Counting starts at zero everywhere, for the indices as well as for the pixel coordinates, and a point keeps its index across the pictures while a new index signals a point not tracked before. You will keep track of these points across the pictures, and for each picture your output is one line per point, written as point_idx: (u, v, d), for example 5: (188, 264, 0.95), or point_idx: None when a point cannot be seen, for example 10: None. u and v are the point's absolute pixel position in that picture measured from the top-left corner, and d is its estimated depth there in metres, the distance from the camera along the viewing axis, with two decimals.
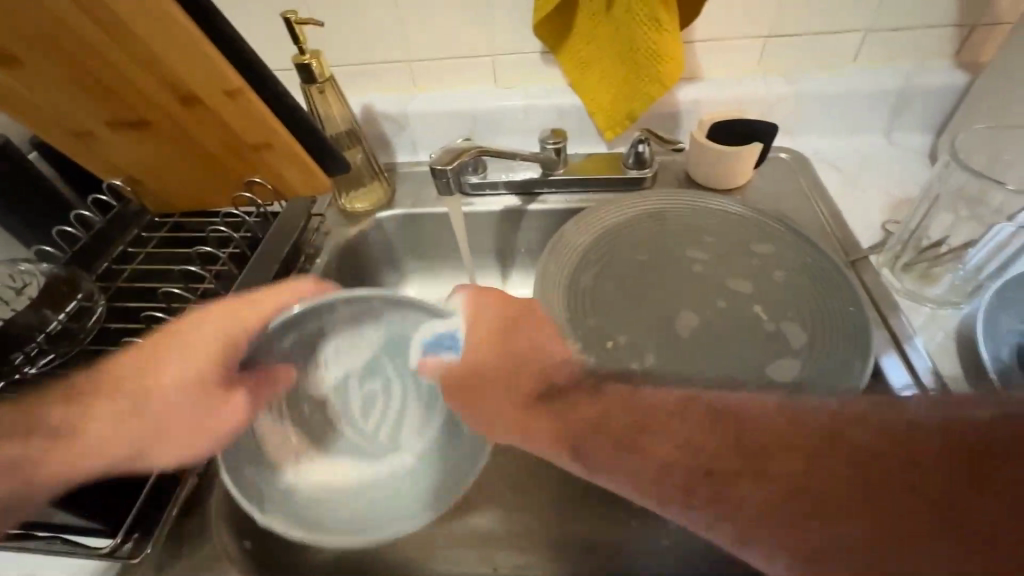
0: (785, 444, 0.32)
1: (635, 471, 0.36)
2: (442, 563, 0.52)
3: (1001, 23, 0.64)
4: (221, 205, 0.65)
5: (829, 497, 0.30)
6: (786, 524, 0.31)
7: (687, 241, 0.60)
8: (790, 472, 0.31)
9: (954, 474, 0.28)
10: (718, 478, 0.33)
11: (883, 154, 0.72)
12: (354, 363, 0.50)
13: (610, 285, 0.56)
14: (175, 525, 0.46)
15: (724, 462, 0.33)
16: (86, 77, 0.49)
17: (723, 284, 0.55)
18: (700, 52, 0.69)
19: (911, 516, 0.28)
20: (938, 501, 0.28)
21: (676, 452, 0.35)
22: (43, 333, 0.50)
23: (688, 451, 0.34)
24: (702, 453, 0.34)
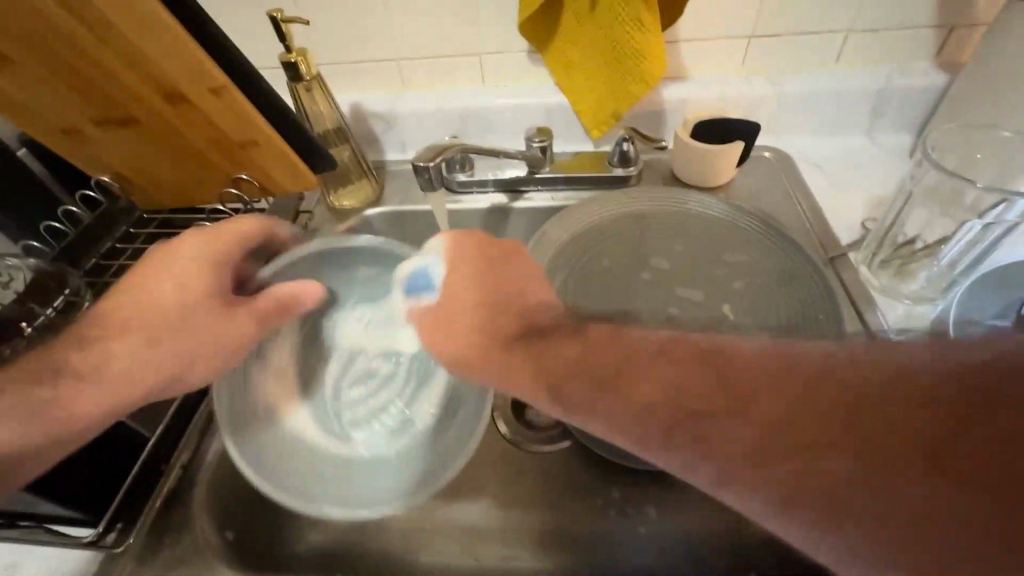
0: (771, 388, 0.28)
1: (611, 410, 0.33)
2: (426, 556, 0.51)
3: (979, 24, 0.65)
4: (209, 202, 0.66)
5: (829, 431, 0.26)
6: (774, 468, 0.27)
7: (657, 246, 0.61)
8: (772, 413, 0.28)
9: (940, 395, 0.24)
10: (700, 421, 0.29)
11: (865, 153, 0.73)
12: (373, 364, 0.53)
13: (583, 285, 0.57)
14: (157, 518, 0.48)
15: (707, 404, 0.30)
16: (72, 74, 0.50)
17: (673, 293, 0.57)
18: (684, 52, 0.70)
19: (902, 451, 0.24)
20: (934, 435, 0.24)
21: (664, 396, 0.31)
22: (30, 327, 0.51)
23: (671, 392, 0.31)
24: (659, 402, 0.31)
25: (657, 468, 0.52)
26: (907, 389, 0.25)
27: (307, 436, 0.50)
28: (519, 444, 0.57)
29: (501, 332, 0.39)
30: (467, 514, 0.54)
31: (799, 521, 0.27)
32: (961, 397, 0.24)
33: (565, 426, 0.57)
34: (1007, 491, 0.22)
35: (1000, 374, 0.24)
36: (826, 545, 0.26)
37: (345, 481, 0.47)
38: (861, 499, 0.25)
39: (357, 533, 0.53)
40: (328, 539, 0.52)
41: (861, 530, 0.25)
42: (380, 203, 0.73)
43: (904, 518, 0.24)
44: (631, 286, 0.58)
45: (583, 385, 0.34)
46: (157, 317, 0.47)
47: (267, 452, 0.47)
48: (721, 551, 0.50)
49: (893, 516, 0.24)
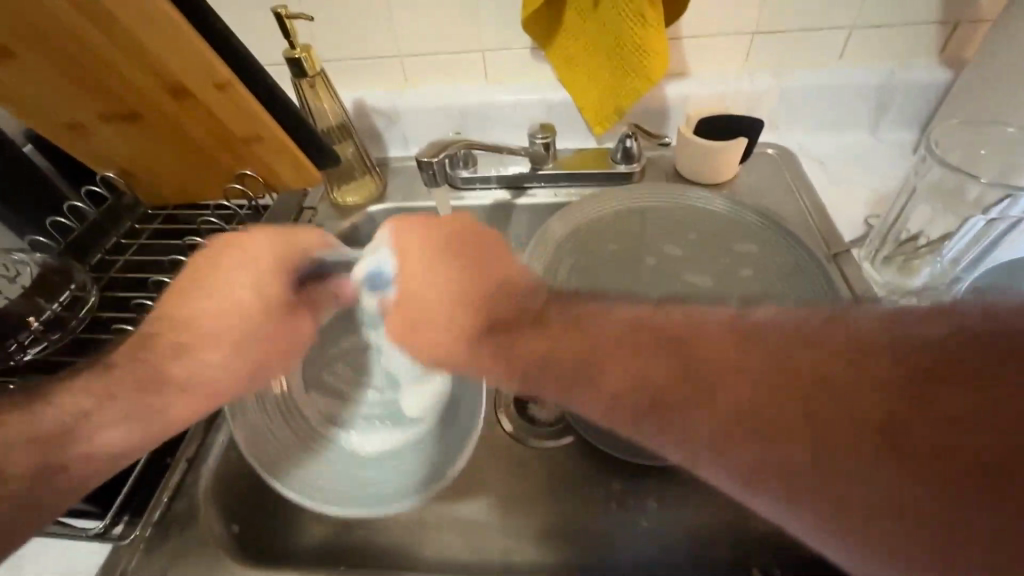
0: (740, 368, 0.28)
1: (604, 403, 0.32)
2: (428, 551, 0.51)
3: (983, 20, 0.65)
4: (213, 197, 0.66)
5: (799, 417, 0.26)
6: (756, 447, 0.26)
7: (665, 236, 0.62)
8: (739, 397, 0.27)
9: (912, 373, 0.24)
10: (676, 404, 0.29)
11: (869, 150, 0.72)
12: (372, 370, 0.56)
13: (586, 273, 0.58)
14: (163, 512, 0.48)
15: (673, 391, 0.29)
16: (78, 70, 0.50)
17: (680, 280, 0.60)
18: (688, 48, 0.70)
19: (873, 432, 0.24)
20: (902, 416, 0.23)
21: (634, 383, 0.30)
22: (36, 321, 0.51)
23: (642, 376, 0.30)
24: (631, 385, 0.31)
25: (659, 463, 0.52)
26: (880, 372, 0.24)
27: (353, 447, 0.52)
28: (523, 441, 0.57)
29: (463, 325, 0.37)
30: (468, 509, 0.54)
31: (766, 495, 0.27)
32: (926, 374, 0.24)
33: (568, 421, 0.58)
34: (980, 475, 0.22)
35: (986, 354, 0.23)
36: (792, 518, 0.26)
37: (390, 481, 0.49)
38: (829, 482, 0.24)
39: (359, 527, 0.53)
40: (331, 532, 0.53)
41: (827, 510, 0.25)
42: (383, 199, 0.73)
43: (875, 500, 0.24)
44: (640, 270, 0.61)
45: (558, 372, 0.33)
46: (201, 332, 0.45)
47: (311, 476, 0.48)
48: (722, 546, 0.50)
49: (859, 496, 0.24)
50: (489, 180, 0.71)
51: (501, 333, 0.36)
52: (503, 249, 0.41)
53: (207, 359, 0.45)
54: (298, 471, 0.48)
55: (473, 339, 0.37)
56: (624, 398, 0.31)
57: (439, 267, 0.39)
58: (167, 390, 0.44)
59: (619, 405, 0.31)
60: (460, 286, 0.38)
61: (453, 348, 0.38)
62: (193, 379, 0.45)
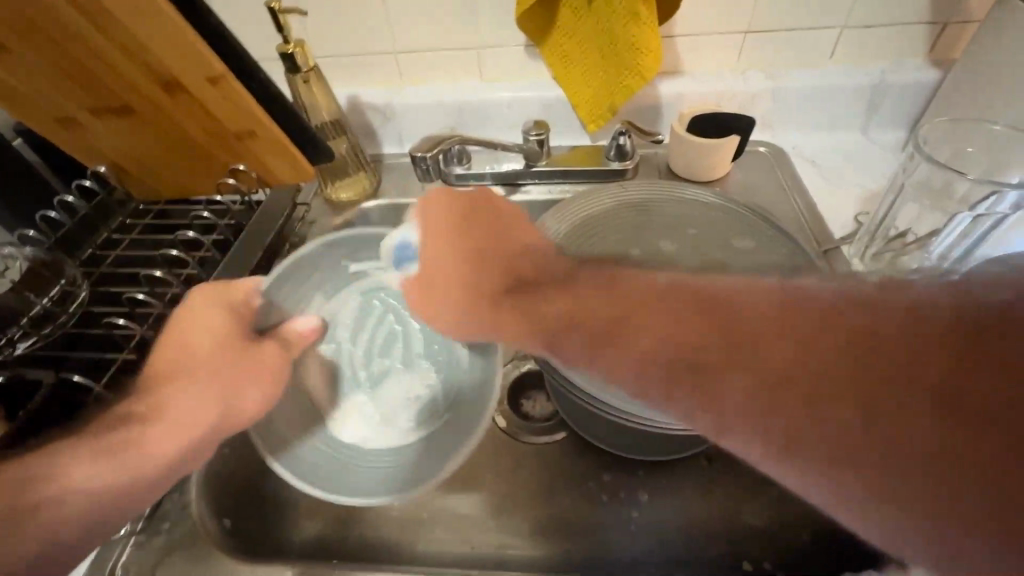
0: (772, 332, 0.26)
1: (630, 368, 0.30)
2: (422, 545, 0.52)
3: (972, 21, 0.66)
4: (206, 193, 0.66)
5: (834, 378, 0.24)
6: (791, 410, 0.24)
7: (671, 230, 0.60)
8: (779, 359, 0.25)
9: (942, 334, 0.22)
10: (704, 365, 0.27)
11: (859, 149, 0.73)
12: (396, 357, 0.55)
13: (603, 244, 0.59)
14: (155, 506, 0.47)
15: (702, 350, 0.27)
16: (69, 63, 0.50)
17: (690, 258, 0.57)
18: (681, 46, 0.70)
19: (909, 395, 0.22)
20: (954, 380, 0.21)
21: (665, 346, 0.29)
22: (25, 317, 0.51)
23: (676, 342, 0.28)
24: (654, 347, 0.29)
25: (651, 456, 0.53)
26: (922, 333, 0.23)
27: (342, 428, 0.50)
28: (518, 437, 0.57)
29: (480, 288, 0.37)
30: (463, 503, 0.54)
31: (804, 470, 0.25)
32: (964, 335, 0.22)
33: (562, 417, 0.58)
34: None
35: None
36: (827, 493, 0.24)
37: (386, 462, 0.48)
38: (870, 451, 0.23)
39: (353, 523, 0.53)
40: (324, 527, 0.53)
41: (867, 479, 0.23)
42: (378, 195, 0.73)
43: (914, 466, 0.22)
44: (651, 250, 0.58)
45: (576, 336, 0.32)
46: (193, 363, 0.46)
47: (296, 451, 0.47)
48: (716, 539, 0.50)
49: (904, 465, 0.22)
50: (484, 177, 0.71)
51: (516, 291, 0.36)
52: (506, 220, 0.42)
53: (186, 400, 0.43)
54: (293, 446, 0.48)
55: (482, 304, 0.37)
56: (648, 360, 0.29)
57: (463, 239, 0.40)
58: (144, 429, 0.41)
59: (642, 366, 0.29)
60: (473, 254, 0.39)
61: (468, 309, 0.38)
62: (171, 418, 0.42)
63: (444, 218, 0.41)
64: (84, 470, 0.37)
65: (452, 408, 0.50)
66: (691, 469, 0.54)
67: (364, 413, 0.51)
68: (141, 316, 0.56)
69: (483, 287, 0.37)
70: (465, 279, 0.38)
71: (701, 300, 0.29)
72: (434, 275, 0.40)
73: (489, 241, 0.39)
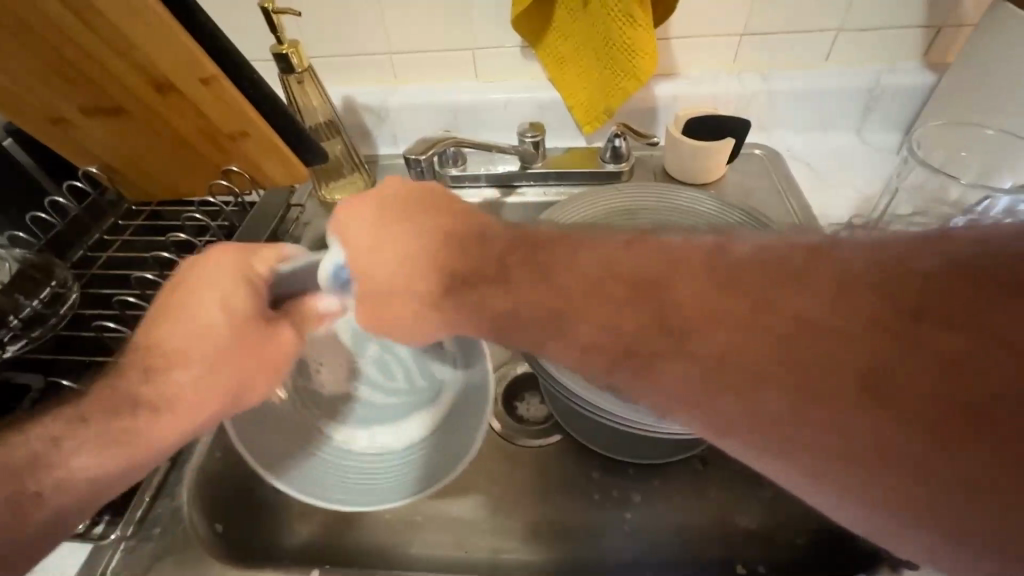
0: (722, 317, 0.23)
1: (582, 360, 0.28)
2: (416, 548, 0.51)
3: (965, 25, 0.66)
4: (199, 194, 0.65)
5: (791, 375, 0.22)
6: (747, 399, 0.23)
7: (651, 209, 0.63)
8: (717, 345, 0.23)
9: (901, 306, 0.20)
10: (653, 358, 0.25)
11: (853, 152, 0.73)
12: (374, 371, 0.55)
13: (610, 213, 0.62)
14: (147, 510, 0.47)
15: (651, 340, 0.25)
16: (61, 63, 0.49)
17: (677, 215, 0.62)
18: (677, 49, 0.70)
19: (883, 394, 0.20)
20: (899, 359, 0.20)
21: (607, 337, 0.26)
22: (15, 318, 0.50)
23: (613, 332, 0.26)
24: (598, 338, 0.26)
25: (646, 459, 0.53)
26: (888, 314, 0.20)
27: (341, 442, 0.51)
28: (511, 439, 0.57)
29: (427, 287, 0.32)
30: (457, 507, 0.54)
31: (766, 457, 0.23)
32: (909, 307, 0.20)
33: (556, 419, 0.58)
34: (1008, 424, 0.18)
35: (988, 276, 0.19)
36: (805, 487, 0.23)
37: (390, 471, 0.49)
38: (847, 448, 0.21)
39: (346, 528, 0.53)
40: (317, 531, 0.52)
41: (862, 486, 0.21)
42: None
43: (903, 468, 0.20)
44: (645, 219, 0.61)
45: (525, 331, 0.29)
46: (204, 344, 0.41)
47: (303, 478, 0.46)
48: (711, 543, 0.50)
49: (886, 466, 0.20)
50: (480, 179, 0.71)
51: (462, 287, 0.31)
52: (443, 196, 0.36)
53: (198, 394, 0.41)
54: (285, 463, 0.47)
55: (441, 298, 0.32)
56: (596, 349, 0.27)
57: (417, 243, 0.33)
58: (154, 418, 0.39)
59: (591, 356, 0.27)
60: (425, 254, 0.32)
61: (433, 313, 0.33)
62: (180, 405, 0.40)
63: (362, 228, 0.34)
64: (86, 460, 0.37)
65: (459, 414, 0.51)
66: (685, 472, 0.54)
67: (363, 434, 0.52)
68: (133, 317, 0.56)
69: (449, 269, 0.32)
70: (422, 264, 0.32)
71: (636, 277, 0.26)
72: (379, 274, 0.33)
73: (440, 228, 0.33)
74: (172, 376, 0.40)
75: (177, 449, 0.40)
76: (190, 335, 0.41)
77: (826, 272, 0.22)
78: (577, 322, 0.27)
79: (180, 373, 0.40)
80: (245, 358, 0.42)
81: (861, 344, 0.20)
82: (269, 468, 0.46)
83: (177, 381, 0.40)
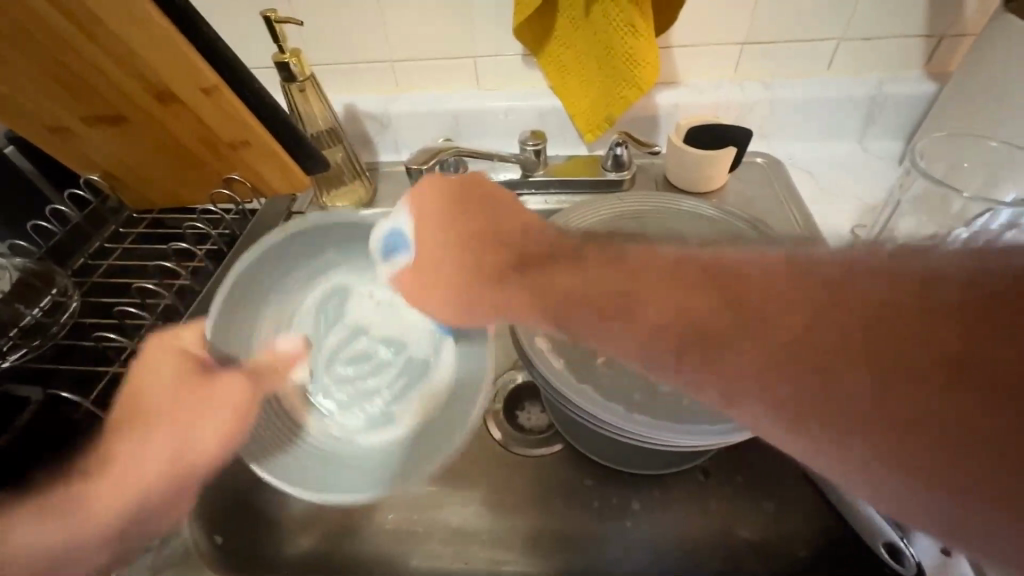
0: (789, 297, 0.24)
1: (639, 349, 0.28)
2: (417, 559, 0.51)
3: (966, 35, 0.66)
4: (200, 202, 0.65)
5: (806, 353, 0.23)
6: (808, 374, 0.23)
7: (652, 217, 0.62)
8: (790, 325, 0.24)
9: (980, 300, 0.20)
10: (709, 338, 0.26)
11: (855, 160, 0.73)
12: (359, 352, 0.52)
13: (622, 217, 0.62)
14: None
15: (712, 318, 0.26)
16: (62, 72, 0.49)
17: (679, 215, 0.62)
18: (678, 57, 0.70)
19: (952, 375, 0.20)
20: (972, 345, 0.20)
21: (647, 329, 0.28)
22: (16, 328, 0.50)
23: (677, 314, 0.27)
24: (659, 320, 0.27)
25: (647, 468, 0.53)
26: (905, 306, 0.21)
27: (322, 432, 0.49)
28: (511, 447, 0.57)
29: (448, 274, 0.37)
30: (458, 517, 0.53)
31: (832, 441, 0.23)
32: (995, 301, 0.20)
33: (557, 428, 0.58)
34: None
35: None
36: (879, 482, 0.22)
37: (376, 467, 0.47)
38: (918, 422, 0.21)
39: (345, 538, 0.53)
40: (317, 542, 0.52)
41: (937, 478, 0.20)
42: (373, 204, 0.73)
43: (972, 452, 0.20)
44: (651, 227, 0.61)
45: (584, 314, 0.30)
46: (150, 414, 0.41)
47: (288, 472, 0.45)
48: (714, 554, 0.50)
49: (936, 442, 0.20)
50: None
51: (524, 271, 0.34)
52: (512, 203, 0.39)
53: (140, 453, 0.40)
54: (273, 452, 0.45)
55: (491, 281, 0.35)
56: (658, 331, 0.27)
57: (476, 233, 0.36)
58: (95, 487, 0.39)
59: (650, 340, 0.28)
60: (476, 232, 0.36)
61: (469, 306, 0.36)
62: (123, 478, 0.39)
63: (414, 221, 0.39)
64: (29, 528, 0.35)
65: (452, 401, 0.48)
66: (686, 482, 0.54)
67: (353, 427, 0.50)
68: (133, 326, 0.55)
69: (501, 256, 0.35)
70: (450, 280, 0.37)
71: (701, 266, 0.28)
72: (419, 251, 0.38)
73: (473, 233, 0.37)
74: (124, 450, 0.40)
75: (125, 517, 0.39)
76: (147, 401, 0.42)
77: (907, 266, 0.22)
78: (642, 306, 0.28)
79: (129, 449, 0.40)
80: (196, 406, 0.42)
81: (929, 330, 0.21)
82: (251, 456, 0.44)
83: (128, 457, 0.40)
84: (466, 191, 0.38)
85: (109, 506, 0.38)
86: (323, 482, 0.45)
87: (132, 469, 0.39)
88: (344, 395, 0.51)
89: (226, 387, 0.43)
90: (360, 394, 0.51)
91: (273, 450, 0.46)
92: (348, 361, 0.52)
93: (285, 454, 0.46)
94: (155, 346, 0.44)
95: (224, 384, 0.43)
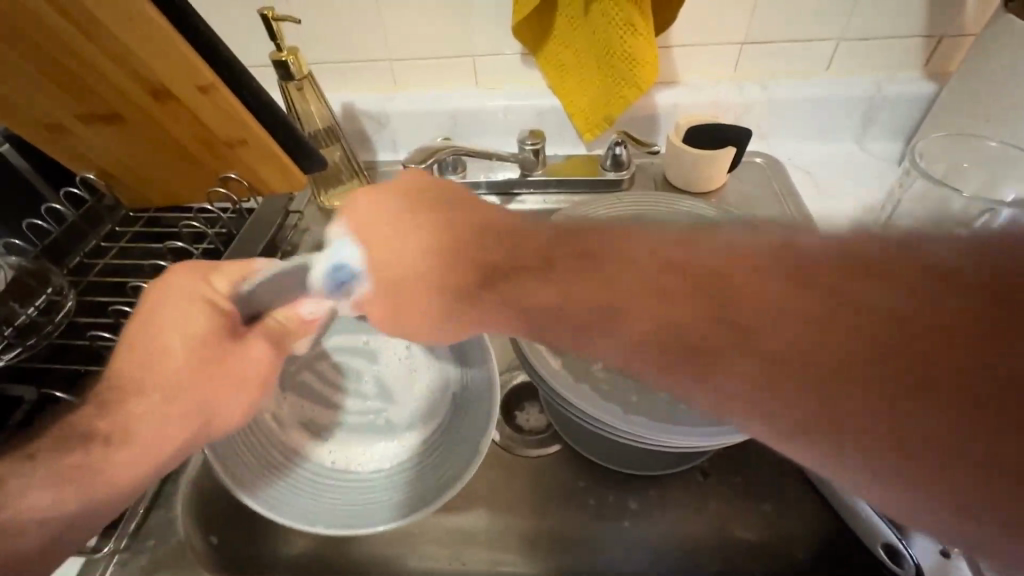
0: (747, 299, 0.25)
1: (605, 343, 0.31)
2: (414, 561, 0.51)
3: (966, 35, 0.66)
4: (196, 201, 0.65)
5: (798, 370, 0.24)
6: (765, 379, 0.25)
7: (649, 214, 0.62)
8: (745, 323, 0.25)
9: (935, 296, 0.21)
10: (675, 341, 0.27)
11: (855, 161, 0.73)
12: (369, 392, 0.55)
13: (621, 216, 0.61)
14: (140, 523, 0.47)
15: (680, 325, 0.27)
16: (57, 70, 0.49)
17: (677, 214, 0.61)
18: (677, 57, 0.70)
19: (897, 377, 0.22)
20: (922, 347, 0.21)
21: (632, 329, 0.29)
22: (12, 326, 0.51)
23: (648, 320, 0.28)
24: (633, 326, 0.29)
25: (646, 469, 0.52)
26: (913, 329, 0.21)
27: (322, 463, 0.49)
28: (508, 449, 0.57)
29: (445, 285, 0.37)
30: (456, 518, 0.53)
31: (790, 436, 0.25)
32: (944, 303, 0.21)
33: (556, 429, 0.58)
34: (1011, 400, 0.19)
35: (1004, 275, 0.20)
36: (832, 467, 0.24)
37: (373, 495, 0.46)
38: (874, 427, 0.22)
39: (341, 538, 0.52)
40: (313, 542, 0.52)
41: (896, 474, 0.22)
42: None
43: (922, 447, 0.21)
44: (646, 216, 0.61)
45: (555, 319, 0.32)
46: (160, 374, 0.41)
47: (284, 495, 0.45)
48: (712, 556, 0.50)
49: (901, 440, 0.22)
50: (479, 186, 0.70)
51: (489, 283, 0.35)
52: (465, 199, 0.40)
53: (159, 420, 0.40)
54: (258, 480, 0.44)
55: (465, 297, 0.37)
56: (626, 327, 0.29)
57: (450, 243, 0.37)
58: (107, 454, 0.38)
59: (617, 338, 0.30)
60: (444, 246, 0.36)
61: (460, 316, 0.38)
62: (139, 443, 0.39)
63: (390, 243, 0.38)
64: (45, 496, 0.35)
65: (464, 413, 0.50)
66: (685, 483, 0.54)
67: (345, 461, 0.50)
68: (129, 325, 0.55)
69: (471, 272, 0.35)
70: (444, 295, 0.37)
71: (660, 267, 0.29)
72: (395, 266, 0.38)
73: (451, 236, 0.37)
74: (133, 412, 0.39)
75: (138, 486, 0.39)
76: (148, 365, 0.40)
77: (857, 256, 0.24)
78: (610, 306, 0.30)
79: (141, 410, 0.40)
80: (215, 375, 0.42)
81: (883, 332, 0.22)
82: (238, 484, 0.43)
83: (137, 421, 0.39)
84: (429, 195, 0.39)
85: (124, 471, 0.38)
86: (309, 509, 0.44)
87: (149, 435, 0.39)
88: (342, 432, 0.52)
89: (250, 353, 0.44)
90: (357, 429, 0.53)
91: (264, 474, 0.45)
92: (358, 404, 0.54)
93: (273, 489, 0.45)
94: (159, 301, 0.42)
95: (247, 351, 0.44)
